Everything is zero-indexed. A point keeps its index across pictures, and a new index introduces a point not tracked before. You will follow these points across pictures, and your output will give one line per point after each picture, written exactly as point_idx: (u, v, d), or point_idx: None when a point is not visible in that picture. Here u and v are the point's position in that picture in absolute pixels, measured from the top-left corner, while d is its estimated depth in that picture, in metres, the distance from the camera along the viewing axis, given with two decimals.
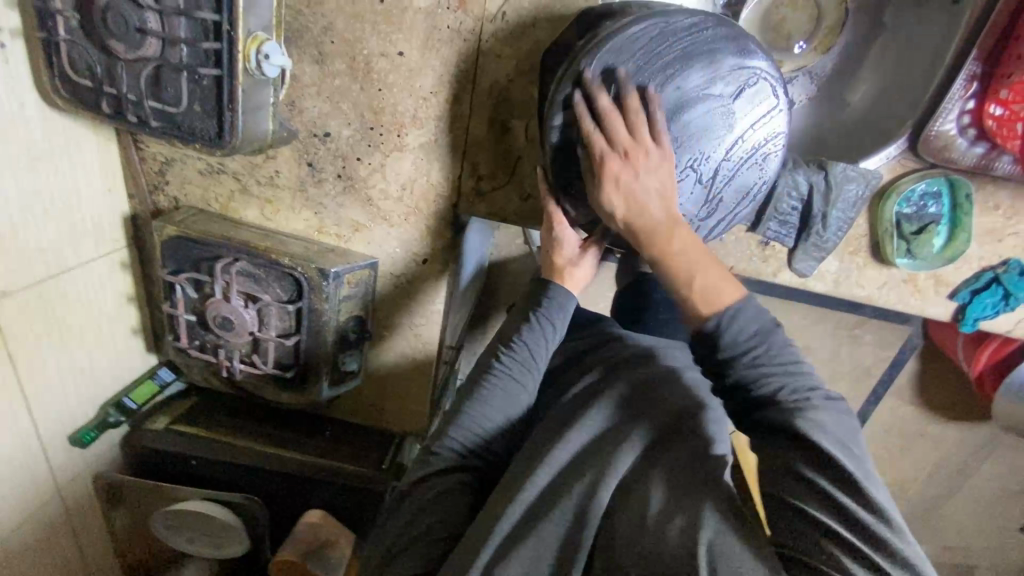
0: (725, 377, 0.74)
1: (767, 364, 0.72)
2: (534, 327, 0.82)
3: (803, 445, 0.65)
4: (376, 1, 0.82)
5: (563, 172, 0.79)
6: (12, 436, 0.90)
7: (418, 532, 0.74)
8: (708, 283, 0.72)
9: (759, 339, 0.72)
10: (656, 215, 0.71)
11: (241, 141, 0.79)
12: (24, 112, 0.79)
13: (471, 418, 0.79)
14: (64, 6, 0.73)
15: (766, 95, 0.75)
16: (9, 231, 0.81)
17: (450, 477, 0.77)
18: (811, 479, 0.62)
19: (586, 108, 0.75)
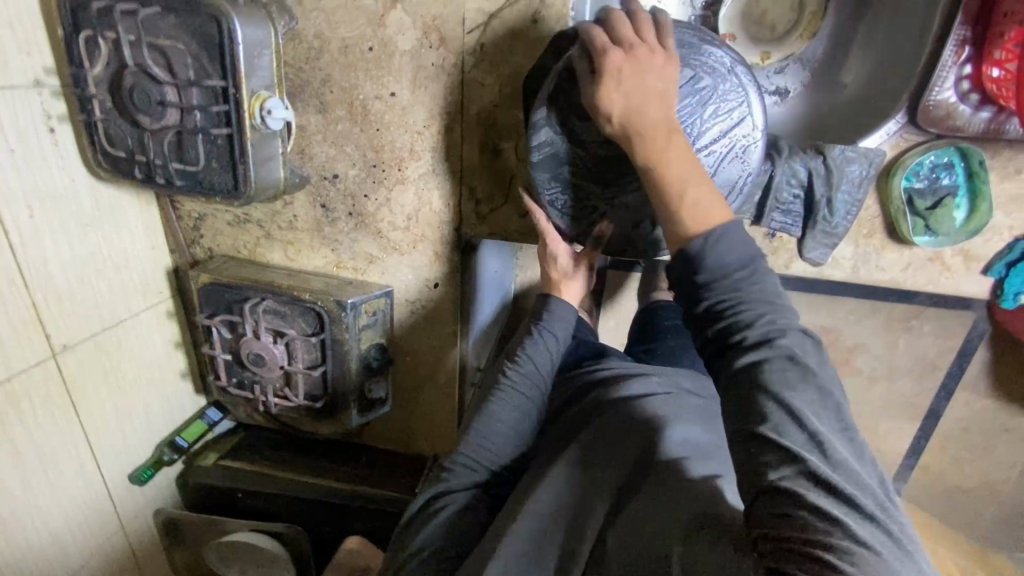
0: (701, 303, 0.66)
1: (747, 294, 0.65)
2: (538, 340, 0.87)
3: (788, 406, 0.57)
4: (366, 50, 0.89)
5: (549, 189, 0.81)
6: (80, 477, 1.00)
7: (428, 547, 0.74)
8: (683, 180, 0.67)
9: (752, 276, 0.65)
10: (657, 120, 0.67)
11: (255, 190, 0.87)
12: (74, 185, 0.90)
13: (481, 433, 0.81)
14: (99, 91, 0.83)
15: (737, 94, 0.75)
16: (67, 290, 0.92)
17: (461, 492, 0.79)
18: (781, 430, 0.56)
19: (560, 127, 0.77)
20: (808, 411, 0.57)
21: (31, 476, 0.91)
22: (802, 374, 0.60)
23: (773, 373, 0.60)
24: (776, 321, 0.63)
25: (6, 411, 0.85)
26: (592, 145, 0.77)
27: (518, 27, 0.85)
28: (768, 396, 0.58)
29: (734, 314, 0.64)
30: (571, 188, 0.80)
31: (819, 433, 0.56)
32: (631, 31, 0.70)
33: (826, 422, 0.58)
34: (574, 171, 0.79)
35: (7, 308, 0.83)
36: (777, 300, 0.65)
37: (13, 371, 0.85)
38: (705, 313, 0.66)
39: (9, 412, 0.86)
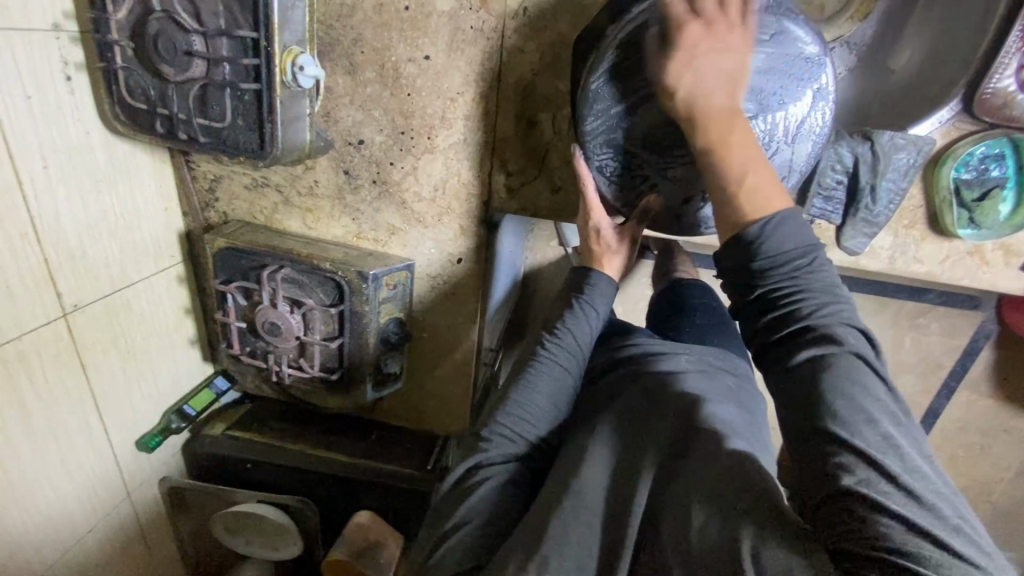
0: (755, 291, 0.66)
1: (806, 282, 0.64)
2: (576, 312, 0.86)
3: (848, 401, 0.58)
4: (401, 9, 0.85)
5: (598, 154, 0.79)
6: (88, 442, 0.97)
7: (465, 521, 0.73)
8: (761, 184, 0.65)
9: (808, 264, 0.64)
10: (712, 106, 0.65)
11: (281, 151, 0.83)
12: (89, 138, 0.86)
13: (519, 403, 0.81)
14: (120, 37, 0.79)
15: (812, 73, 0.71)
16: (79, 247, 0.88)
17: (496, 465, 0.78)
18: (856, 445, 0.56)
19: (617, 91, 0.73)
20: (886, 424, 0.57)
21: (40, 438, 0.88)
22: (875, 388, 0.60)
23: (850, 402, 0.58)
24: (832, 311, 0.64)
25: (16, 372, 0.82)
26: (652, 111, 0.74)
27: None
28: (843, 412, 0.58)
29: (794, 304, 0.64)
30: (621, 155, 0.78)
31: (881, 429, 0.57)
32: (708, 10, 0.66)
33: (888, 416, 0.58)
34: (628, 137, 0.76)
35: (18, 263, 0.79)
36: (837, 292, 0.65)
37: (24, 330, 0.82)
38: (774, 299, 0.65)
39: (20, 372, 0.83)
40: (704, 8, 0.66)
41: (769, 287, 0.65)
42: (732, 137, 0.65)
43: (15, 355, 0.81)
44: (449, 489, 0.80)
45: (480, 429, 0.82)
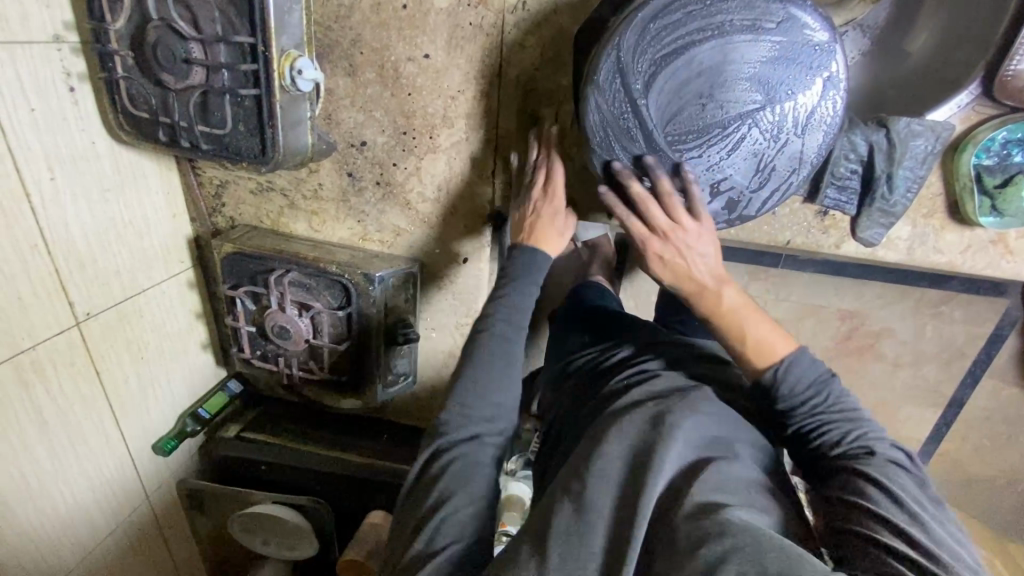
0: (786, 428, 0.73)
1: (825, 413, 0.71)
2: (514, 274, 0.83)
3: (884, 500, 0.62)
4: (398, 7, 0.84)
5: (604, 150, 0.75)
6: (105, 447, 0.99)
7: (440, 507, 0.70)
8: (763, 336, 0.74)
9: (823, 398, 0.72)
10: (701, 279, 0.75)
11: (283, 155, 0.83)
12: (95, 147, 0.87)
13: (468, 386, 0.77)
14: (120, 47, 0.79)
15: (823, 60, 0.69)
16: (89, 256, 0.89)
17: (458, 449, 0.74)
18: (890, 519, 0.60)
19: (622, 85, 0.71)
20: (921, 509, 0.62)
21: (58, 444, 0.90)
22: (907, 481, 0.65)
23: (884, 493, 0.63)
24: (856, 435, 0.69)
25: (32, 380, 0.83)
26: (658, 106, 0.72)
27: None
28: (880, 501, 0.62)
29: (815, 425, 0.71)
30: (628, 150, 0.74)
31: (913, 516, 0.60)
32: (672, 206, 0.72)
33: (920, 508, 0.62)
34: (633, 130, 0.73)
35: (29, 273, 0.80)
36: (857, 414, 0.71)
37: (38, 339, 0.83)
38: (795, 434, 0.73)
39: (36, 381, 0.84)
40: (672, 211, 0.73)
41: (786, 417, 0.73)
42: (738, 314, 0.75)
43: (30, 364, 0.83)
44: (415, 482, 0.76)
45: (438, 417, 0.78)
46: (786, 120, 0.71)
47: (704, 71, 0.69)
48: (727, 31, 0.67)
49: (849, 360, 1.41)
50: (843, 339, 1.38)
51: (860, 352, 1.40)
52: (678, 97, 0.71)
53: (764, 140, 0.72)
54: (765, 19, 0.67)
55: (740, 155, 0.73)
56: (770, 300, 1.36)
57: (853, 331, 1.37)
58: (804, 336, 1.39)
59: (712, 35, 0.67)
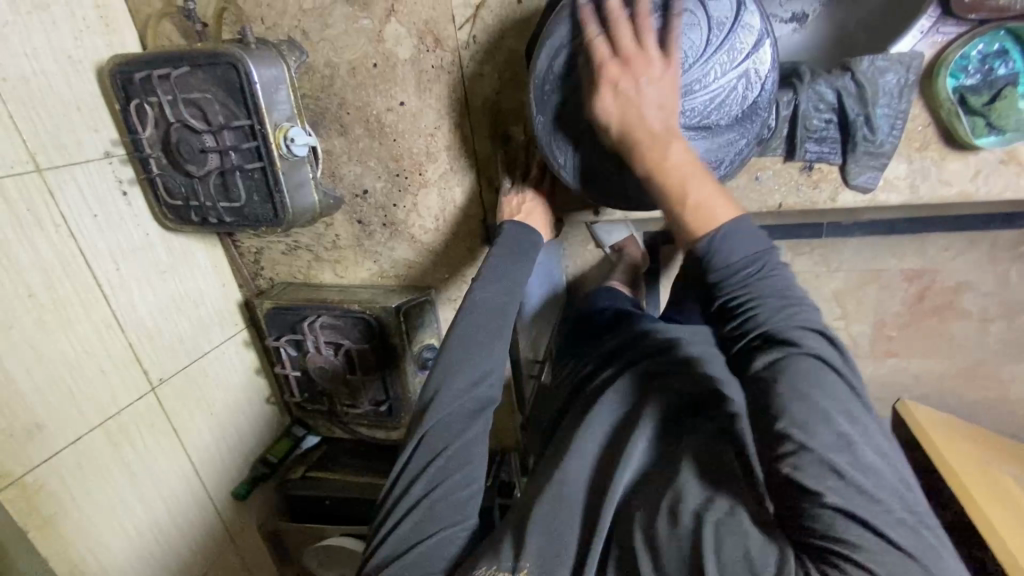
0: (714, 300, 0.65)
1: (758, 286, 0.62)
2: (500, 256, 0.85)
3: (809, 417, 0.55)
4: (370, 67, 0.94)
5: (557, 145, 0.82)
6: (189, 495, 1.12)
7: (431, 489, 0.69)
8: (705, 196, 0.65)
9: (752, 270, 0.63)
10: (654, 125, 0.68)
11: (293, 215, 0.95)
12: (148, 238, 1.03)
13: (460, 359, 0.77)
14: (153, 151, 0.95)
15: (740, 19, 0.72)
16: (156, 329, 1.04)
17: (447, 432, 0.73)
18: (824, 456, 0.53)
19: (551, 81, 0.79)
20: (854, 431, 0.55)
21: (148, 497, 1.03)
22: (838, 387, 0.57)
23: (805, 403, 0.55)
24: (792, 320, 0.61)
25: (120, 441, 0.98)
26: None
27: (506, 11, 0.87)
28: (810, 425, 0.55)
29: (748, 317, 0.62)
30: (579, 141, 0.81)
31: (840, 461, 0.53)
32: (629, 36, 0.70)
33: (851, 428, 0.55)
34: (579, 124, 0.80)
35: (108, 350, 0.96)
36: (795, 294, 0.62)
37: (122, 405, 0.98)
38: (720, 310, 0.65)
39: (124, 442, 0.99)
40: (621, 46, 0.70)
41: (730, 309, 0.64)
42: (671, 156, 0.67)
43: (117, 427, 0.97)
44: (399, 470, 0.73)
45: (426, 401, 0.75)
46: (721, 82, 0.73)
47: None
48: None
49: (929, 322, 1.29)
50: (914, 300, 1.28)
51: (938, 313, 1.28)
52: None
53: (703, 104, 0.74)
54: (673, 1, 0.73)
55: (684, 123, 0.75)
56: (821, 273, 1.29)
57: (928, 289, 1.26)
58: (867, 304, 1.30)
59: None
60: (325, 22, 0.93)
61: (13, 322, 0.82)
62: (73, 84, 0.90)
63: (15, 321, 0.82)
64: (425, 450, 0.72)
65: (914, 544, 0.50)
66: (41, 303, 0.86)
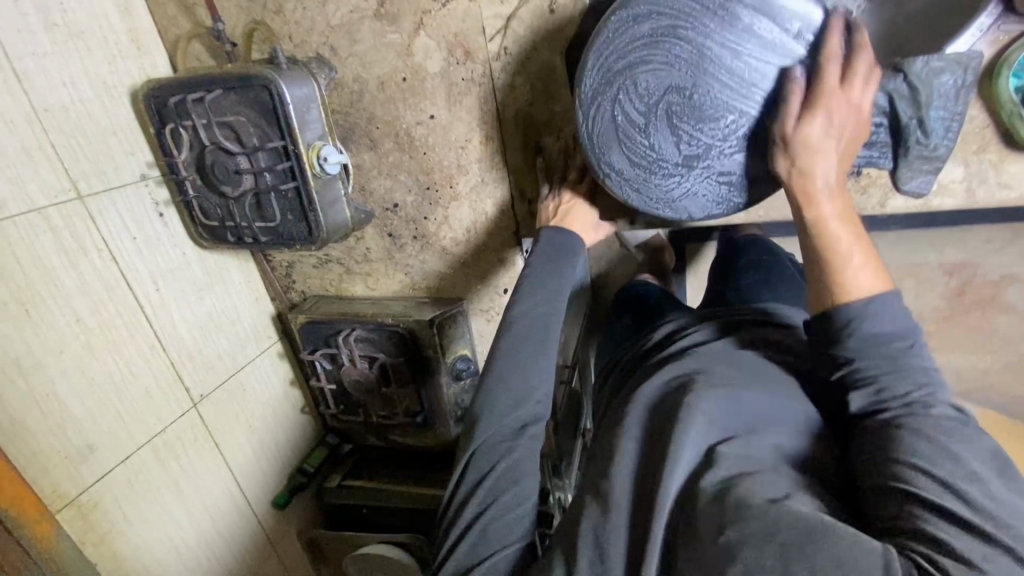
0: (848, 367, 0.67)
1: (904, 359, 0.65)
2: (541, 263, 0.83)
3: (950, 453, 0.57)
4: (399, 80, 0.93)
5: (605, 155, 0.78)
6: (231, 506, 1.14)
7: (484, 509, 0.70)
8: (852, 265, 0.66)
9: (901, 346, 0.65)
10: (827, 175, 0.65)
11: (328, 232, 0.95)
12: (185, 256, 1.04)
13: (507, 375, 0.76)
14: (188, 173, 0.96)
15: (806, 20, 0.67)
16: (196, 347, 1.06)
17: (499, 446, 0.73)
18: (953, 484, 0.56)
19: (635, 86, 0.73)
20: (982, 470, 0.57)
21: (194, 510, 1.06)
22: (973, 440, 0.59)
23: (936, 450, 0.58)
24: (929, 395, 0.63)
25: (166, 457, 1.00)
26: (646, 105, 0.74)
27: (537, 21, 0.85)
28: (937, 459, 0.57)
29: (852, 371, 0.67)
30: (628, 150, 0.77)
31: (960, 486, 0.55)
32: (836, 72, 0.65)
33: (981, 467, 0.57)
34: (629, 133, 0.76)
35: (153, 372, 0.98)
36: (931, 373, 0.65)
37: (166, 424, 1.00)
38: (851, 384, 0.67)
39: (170, 459, 1.01)
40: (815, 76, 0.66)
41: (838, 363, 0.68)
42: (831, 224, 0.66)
43: (163, 444, 0.99)
44: (451, 489, 0.74)
45: (475, 418, 0.75)
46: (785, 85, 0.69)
47: (684, 57, 0.70)
48: (696, 15, 0.68)
49: (969, 317, 1.25)
50: (955, 296, 1.24)
51: (980, 307, 1.24)
52: (668, 90, 0.72)
53: (769, 109, 0.70)
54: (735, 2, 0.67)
55: (739, 133, 0.72)
56: None
57: (969, 284, 1.22)
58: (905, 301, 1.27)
59: (687, 21, 0.68)
60: (352, 38, 0.92)
61: (62, 349, 0.84)
62: (109, 109, 0.91)
63: (64, 347, 0.84)
64: (478, 465, 0.72)
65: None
66: (87, 328, 0.88)
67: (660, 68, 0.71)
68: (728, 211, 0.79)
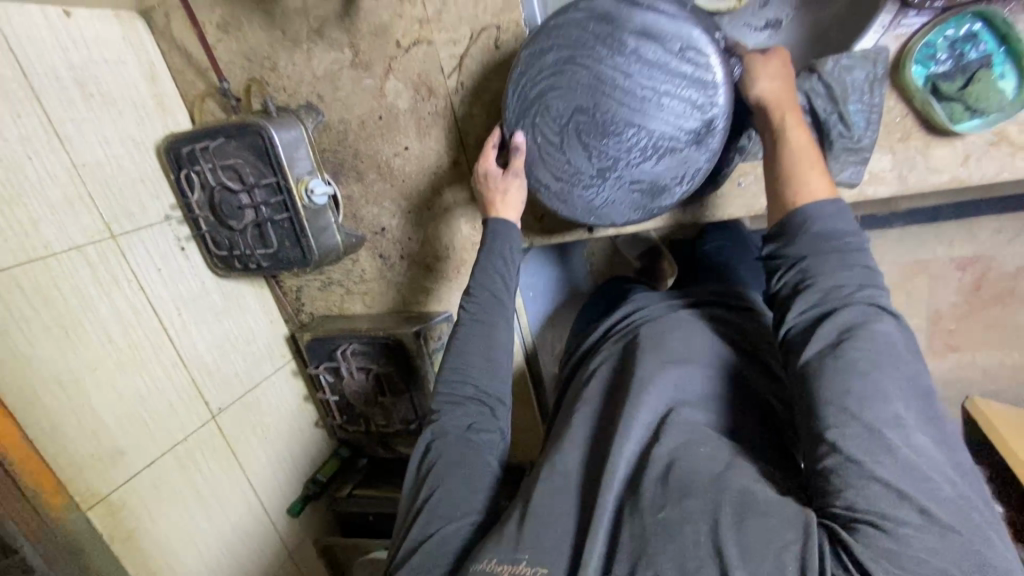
0: (795, 266, 0.69)
1: (847, 257, 0.67)
2: (483, 265, 0.90)
3: (880, 387, 0.59)
4: (376, 118, 1.06)
5: (532, 172, 0.90)
6: (249, 513, 1.25)
7: (432, 493, 0.80)
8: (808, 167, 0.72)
9: (849, 244, 0.67)
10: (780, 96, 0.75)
11: (320, 256, 1.07)
12: (204, 284, 1.19)
13: (454, 374, 0.88)
14: (202, 212, 1.11)
15: (685, 44, 0.77)
16: (214, 364, 1.19)
17: (448, 438, 0.84)
18: (877, 457, 0.57)
19: (549, 110, 0.85)
20: (917, 425, 0.58)
21: (214, 513, 1.17)
22: (907, 365, 0.61)
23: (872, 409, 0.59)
24: (867, 293, 0.65)
25: (188, 463, 1.12)
26: (560, 126, 0.85)
27: (486, 57, 0.96)
28: (866, 401, 0.58)
29: (801, 272, 0.68)
30: (550, 166, 0.88)
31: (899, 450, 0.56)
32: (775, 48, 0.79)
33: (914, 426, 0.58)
34: (549, 151, 0.87)
35: (176, 387, 1.11)
36: (870, 275, 0.66)
37: (188, 433, 1.13)
38: (795, 285, 0.69)
39: (191, 465, 1.13)
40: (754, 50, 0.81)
41: (790, 262, 0.69)
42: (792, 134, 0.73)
43: (184, 452, 1.12)
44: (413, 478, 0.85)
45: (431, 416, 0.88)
46: (674, 100, 0.79)
47: (584, 82, 0.81)
48: (590, 46, 0.80)
49: (991, 310, 1.36)
50: (971, 290, 1.36)
51: (1000, 301, 1.36)
52: (576, 109, 0.83)
53: (664, 121, 0.80)
54: (623, 34, 0.78)
55: (640, 145, 0.82)
56: None
57: (983, 278, 1.35)
58: None
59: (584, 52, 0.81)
60: (335, 85, 1.06)
61: (96, 365, 0.98)
62: (137, 162, 1.08)
63: (98, 364, 0.98)
64: (430, 455, 0.84)
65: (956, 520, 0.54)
66: (119, 347, 1.02)
67: (567, 92, 0.83)
68: (646, 214, 0.89)
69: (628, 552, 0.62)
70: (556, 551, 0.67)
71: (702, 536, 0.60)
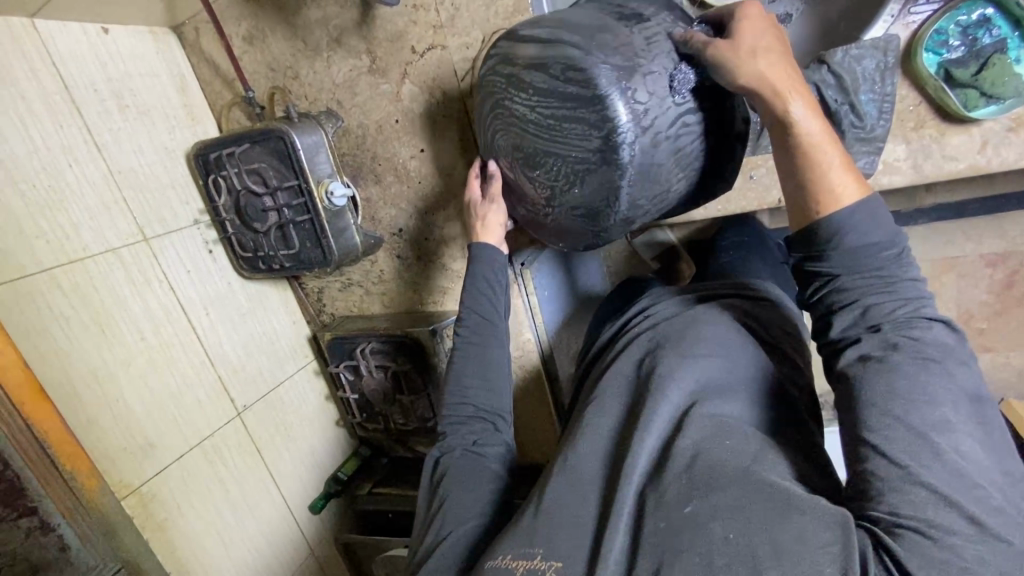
0: (830, 281, 0.66)
1: (885, 270, 0.64)
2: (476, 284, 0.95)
3: (926, 396, 0.58)
4: (393, 122, 1.09)
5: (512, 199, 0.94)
6: (273, 510, 1.28)
7: (442, 506, 0.82)
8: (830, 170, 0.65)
9: (888, 255, 0.64)
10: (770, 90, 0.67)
11: (339, 256, 1.11)
12: (230, 286, 1.23)
13: (453, 392, 0.92)
14: (229, 215, 1.16)
15: (573, 67, 0.73)
16: (240, 362, 1.24)
17: (453, 454, 0.87)
18: (904, 456, 0.57)
19: (499, 148, 0.89)
20: (955, 418, 0.57)
21: (240, 507, 1.20)
22: (951, 369, 0.60)
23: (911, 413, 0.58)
24: (908, 307, 0.62)
25: (214, 459, 1.16)
26: (508, 161, 0.88)
27: None
28: (908, 402, 0.58)
29: (835, 288, 0.66)
30: (519, 194, 0.91)
31: (937, 445, 0.56)
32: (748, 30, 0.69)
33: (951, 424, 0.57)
34: (513, 183, 0.90)
35: (204, 384, 1.16)
36: (912, 287, 0.64)
37: (214, 429, 1.16)
38: (831, 300, 0.66)
39: (217, 460, 1.17)
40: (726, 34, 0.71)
41: (823, 279, 0.67)
42: (804, 129, 0.66)
43: (211, 447, 1.16)
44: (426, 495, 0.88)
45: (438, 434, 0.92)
46: (573, 125, 0.74)
47: (509, 121, 0.83)
48: (505, 89, 0.82)
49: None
50: (1003, 287, 1.32)
51: None
52: (513, 143, 0.84)
53: (571, 146, 0.76)
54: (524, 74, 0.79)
55: (564, 168, 0.78)
56: None
57: (1014, 275, 1.30)
58: None
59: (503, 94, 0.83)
60: (353, 91, 1.10)
61: (129, 362, 1.02)
62: (168, 168, 1.13)
63: (131, 361, 1.03)
64: (438, 472, 0.88)
65: (1001, 525, 0.54)
66: (149, 345, 1.07)
67: (501, 131, 0.86)
68: (604, 230, 0.81)
69: (649, 542, 0.63)
70: (576, 542, 0.68)
71: (727, 527, 0.60)
